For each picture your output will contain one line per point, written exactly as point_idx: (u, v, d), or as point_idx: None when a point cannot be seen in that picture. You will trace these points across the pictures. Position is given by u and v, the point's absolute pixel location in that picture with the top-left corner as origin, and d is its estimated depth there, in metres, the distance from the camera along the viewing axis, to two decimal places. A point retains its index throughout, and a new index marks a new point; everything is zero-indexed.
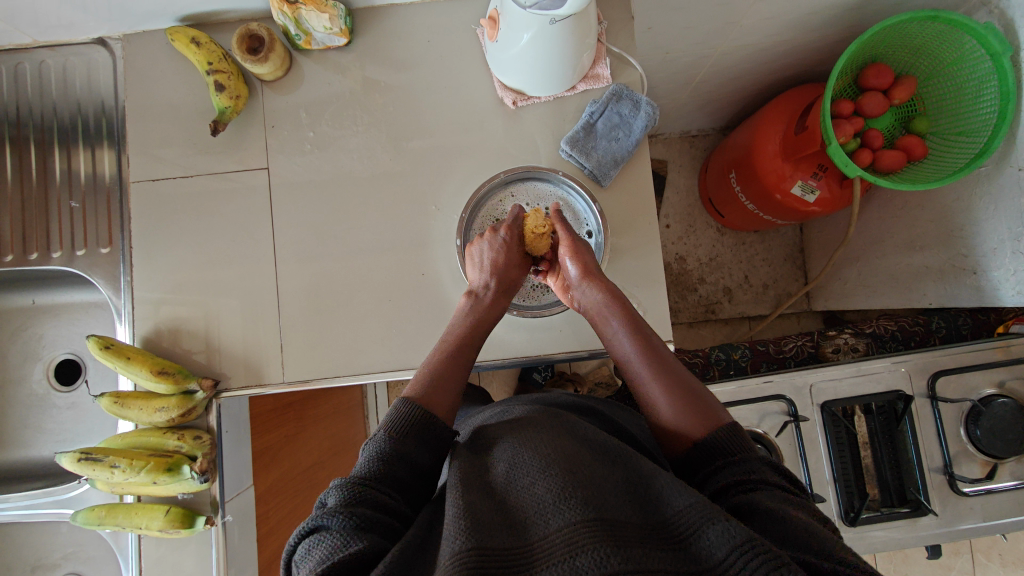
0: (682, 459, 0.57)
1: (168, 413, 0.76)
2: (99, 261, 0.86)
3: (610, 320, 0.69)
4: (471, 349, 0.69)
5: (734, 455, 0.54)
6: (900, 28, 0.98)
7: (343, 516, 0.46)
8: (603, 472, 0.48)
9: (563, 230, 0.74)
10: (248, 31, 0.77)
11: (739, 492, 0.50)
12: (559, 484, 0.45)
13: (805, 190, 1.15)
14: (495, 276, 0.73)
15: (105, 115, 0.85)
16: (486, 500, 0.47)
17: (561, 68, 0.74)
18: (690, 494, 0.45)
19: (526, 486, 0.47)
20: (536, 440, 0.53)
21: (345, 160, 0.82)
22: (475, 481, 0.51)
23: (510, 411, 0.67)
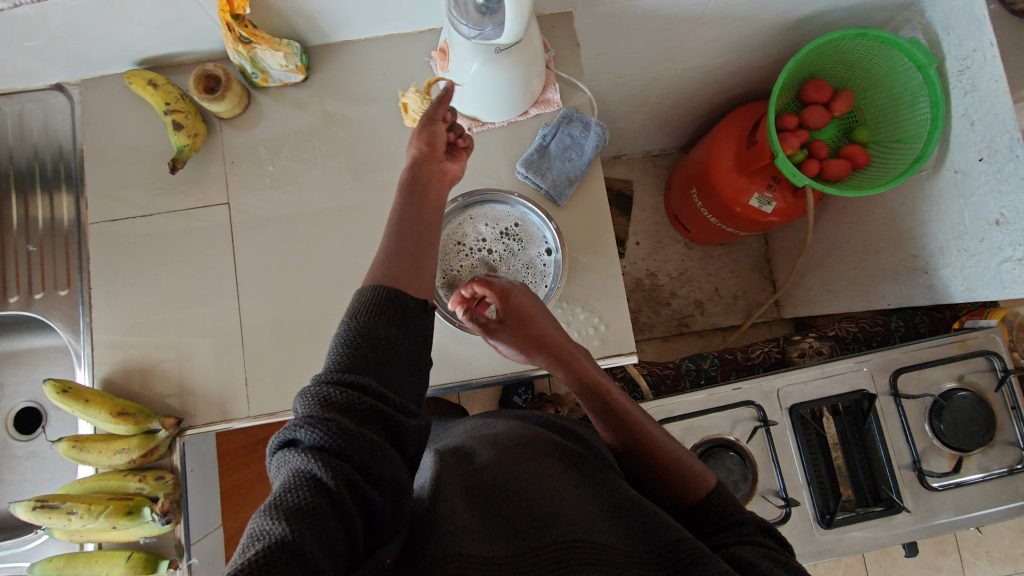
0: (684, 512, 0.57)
1: (128, 455, 0.74)
2: (59, 304, 0.86)
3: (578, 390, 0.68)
4: (432, 230, 0.64)
5: (728, 516, 0.54)
6: (833, 45, 1.04)
7: (313, 431, 0.43)
8: (587, 493, 0.50)
9: (522, 301, 0.70)
10: (204, 72, 0.79)
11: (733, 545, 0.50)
12: (553, 509, 0.47)
13: (762, 201, 1.19)
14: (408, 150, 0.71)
15: (62, 159, 0.87)
16: (470, 505, 0.49)
17: (512, 94, 0.77)
18: (676, 528, 0.48)
19: (515, 498, 0.49)
20: (528, 456, 0.54)
21: (306, 192, 0.84)
22: (458, 485, 0.52)
23: (489, 424, 0.67)
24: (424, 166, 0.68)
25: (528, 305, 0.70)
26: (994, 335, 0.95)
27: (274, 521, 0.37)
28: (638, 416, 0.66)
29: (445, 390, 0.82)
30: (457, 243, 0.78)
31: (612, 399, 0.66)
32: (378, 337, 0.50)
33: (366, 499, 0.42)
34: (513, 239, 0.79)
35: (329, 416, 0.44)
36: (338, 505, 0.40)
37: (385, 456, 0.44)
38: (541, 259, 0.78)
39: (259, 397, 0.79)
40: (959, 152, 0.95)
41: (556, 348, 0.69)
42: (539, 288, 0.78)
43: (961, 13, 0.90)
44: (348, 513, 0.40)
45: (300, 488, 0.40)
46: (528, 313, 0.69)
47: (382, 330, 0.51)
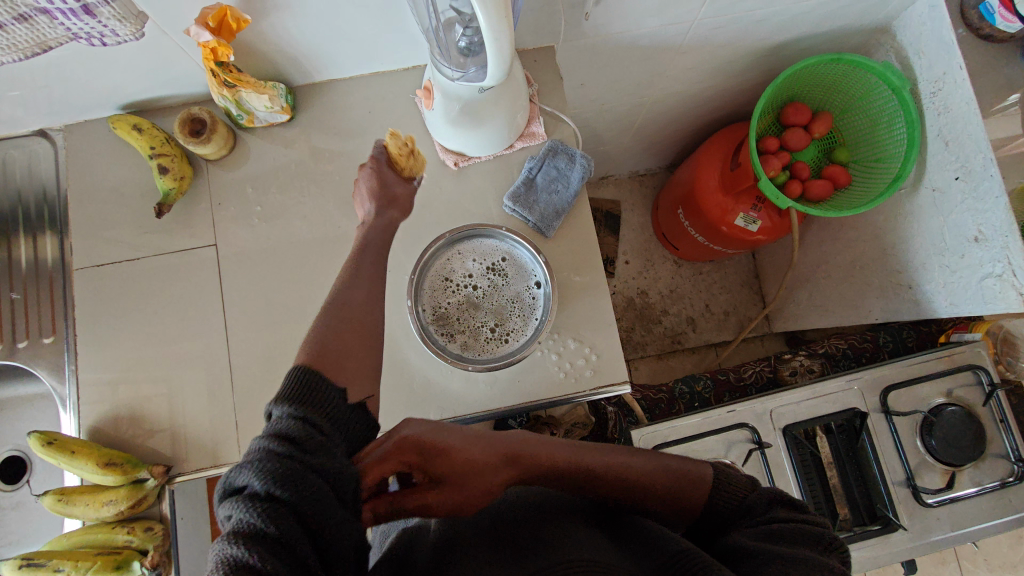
0: (699, 518, 0.56)
1: (116, 506, 0.72)
2: (43, 352, 0.85)
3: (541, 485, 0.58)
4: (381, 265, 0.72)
5: (737, 506, 0.55)
6: (810, 70, 1.07)
7: (257, 466, 0.42)
8: (589, 528, 0.50)
9: (449, 436, 0.58)
10: (190, 115, 0.80)
11: (737, 536, 0.51)
12: (556, 534, 0.48)
13: (747, 221, 1.21)
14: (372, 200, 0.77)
15: (47, 201, 0.87)
16: (475, 548, 0.48)
17: (497, 129, 0.78)
18: (680, 541, 0.48)
19: (521, 534, 0.49)
20: (525, 497, 0.56)
21: (295, 229, 0.84)
22: (466, 529, 0.52)
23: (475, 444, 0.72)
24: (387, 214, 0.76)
25: (437, 431, 0.58)
26: (979, 349, 0.98)
27: (233, 547, 0.37)
28: (616, 459, 0.58)
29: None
30: (445, 280, 0.78)
31: (578, 462, 0.58)
32: (294, 393, 0.52)
33: (317, 531, 0.40)
34: (499, 274, 0.79)
35: (274, 453, 0.43)
36: (290, 529, 0.39)
37: (315, 486, 0.42)
38: (529, 293, 0.78)
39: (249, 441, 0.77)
40: (936, 170, 0.97)
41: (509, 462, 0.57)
42: (529, 322, 0.77)
43: (930, 38, 0.94)
44: (303, 537, 0.39)
45: (252, 517, 0.39)
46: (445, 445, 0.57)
47: (300, 385, 0.52)
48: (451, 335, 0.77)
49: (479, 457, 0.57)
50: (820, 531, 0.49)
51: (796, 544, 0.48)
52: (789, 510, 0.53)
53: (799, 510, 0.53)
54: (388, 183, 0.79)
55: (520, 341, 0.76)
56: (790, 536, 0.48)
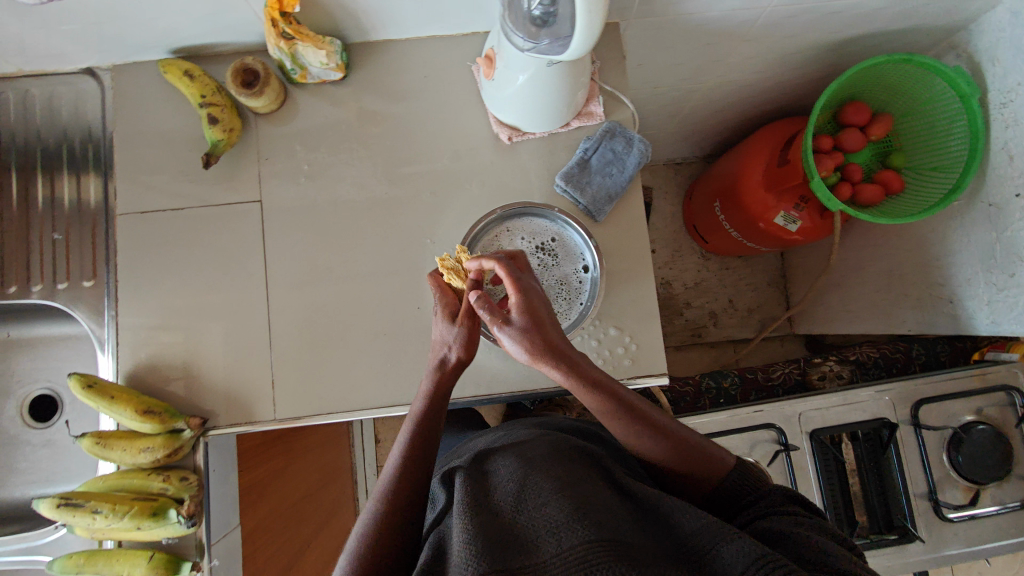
0: (708, 500, 0.61)
1: (153, 454, 0.71)
2: (83, 295, 0.81)
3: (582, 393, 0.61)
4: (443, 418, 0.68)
5: (753, 495, 0.59)
6: (876, 69, 1.02)
7: None
8: (610, 500, 0.50)
9: (543, 306, 0.64)
10: (242, 65, 0.77)
11: (765, 520, 0.53)
12: (573, 503, 0.48)
13: (787, 220, 1.19)
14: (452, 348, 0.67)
15: (92, 141, 0.83)
16: (493, 522, 0.49)
17: (558, 104, 0.76)
18: (702, 516, 0.48)
19: (539, 508, 0.49)
20: (549, 457, 0.57)
21: (341, 191, 0.82)
22: (482, 501, 0.52)
23: (515, 436, 0.71)
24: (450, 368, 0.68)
25: (539, 300, 0.64)
26: (1016, 369, 0.96)
27: None
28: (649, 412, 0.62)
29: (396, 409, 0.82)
30: None
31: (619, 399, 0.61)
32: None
33: None
34: (548, 254, 0.78)
35: None
36: None
37: None
38: (577, 276, 0.77)
39: (286, 401, 0.77)
40: (995, 186, 0.95)
41: (565, 355, 0.61)
42: (574, 306, 0.77)
43: (1007, 44, 0.90)
44: None
45: None
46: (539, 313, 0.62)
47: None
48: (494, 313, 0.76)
49: (541, 338, 0.61)
50: (836, 531, 0.51)
51: (815, 531, 0.50)
52: (800, 508, 0.55)
53: (811, 511, 0.55)
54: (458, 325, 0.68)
55: (563, 324, 0.76)
56: (811, 527, 0.50)
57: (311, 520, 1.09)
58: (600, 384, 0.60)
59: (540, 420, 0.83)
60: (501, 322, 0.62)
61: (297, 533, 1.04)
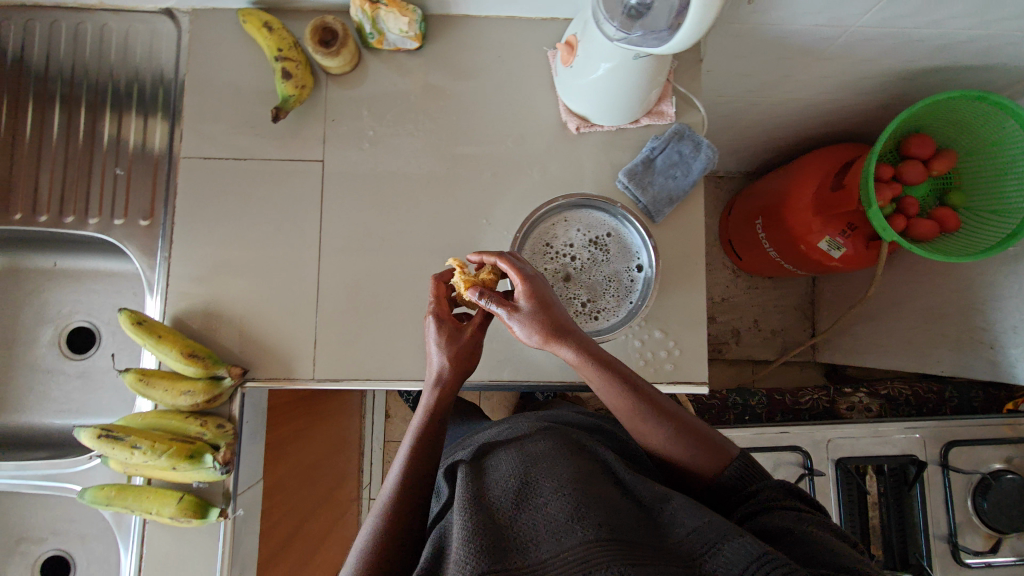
0: (708, 490, 0.59)
1: (193, 398, 0.72)
2: (138, 234, 0.81)
3: (596, 374, 0.60)
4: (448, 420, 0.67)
5: (753, 486, 0.57)
6: (950, 104, 1.00)
7: None
8: (611, 497, 0.50)
9: (542, 286, 0.62)
10: (322, 24, 0.77)
11: (766, 515, 0.51)
12: (572, 504, 0.48)
13: (831, 245, 1.18)
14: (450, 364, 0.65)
15: (162, 84, 0.83)
16: (491, 519, 0.49)
17: (633, 99, 0.75)
18: (704, 512, 0.47)
19: (540, 506, 0.49)
20: (550, 455, 0.57)
21: (402, 161, 0.82)
22: (481, 495, 0.52)
23: (521, 429, 0.70)
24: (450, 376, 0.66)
25: (541, 286, 0.62)
26: None
27: None
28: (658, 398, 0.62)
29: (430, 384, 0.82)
30: (546, 245, 0.76)
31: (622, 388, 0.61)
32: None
33: None
34: (601, 249, 0.77)
35: None
36: None
37: None
38: (628, 275, 0.76)
39: (325, 363, 0.78)
40: None
41: (576, 334, 0.60)
42: (623, 305, 0.76)
43: None
44: None
45: None
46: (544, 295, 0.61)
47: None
48: None
49: (548, 319, 0.59)
50: (835, 527, 0.50)
51: (817, 528, 0.49)
52: (800, 503, 0.53)
53: (812, 507, 0.54)
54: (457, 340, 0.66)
55: (610, 321, 0.76)
56: (812, 523, 0.49)
57: (322, 483, 1.10)
58: (610, 362, 0.60)
59: (546, 414, 0.83)
60: (510, 305, 0.60)
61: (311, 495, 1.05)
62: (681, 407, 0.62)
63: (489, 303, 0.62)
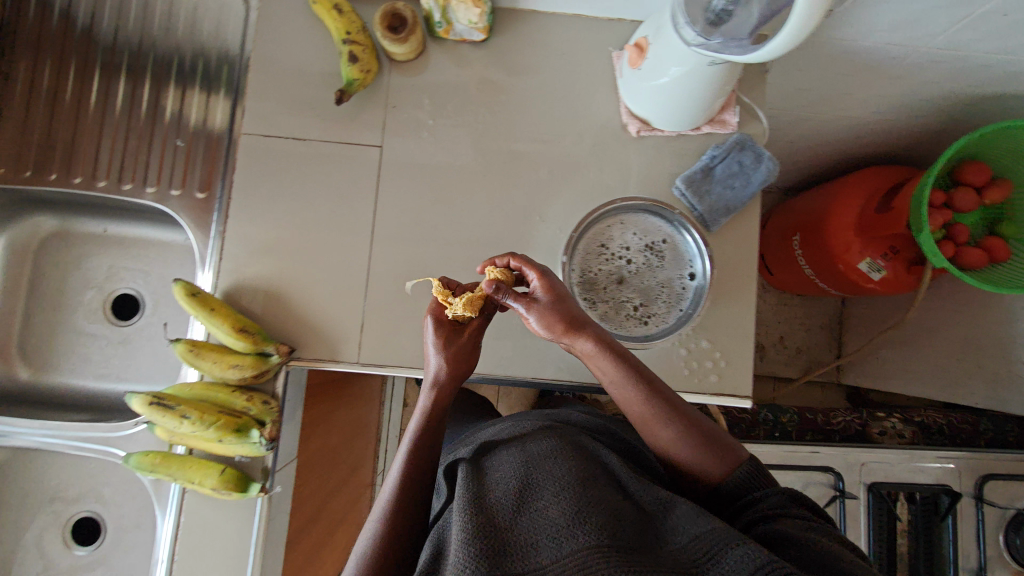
0: (710, 494, 0.57)
1: (241, 371, 0.72)
2: (193, 206, 0.82)
3: (605, 371, 0.61)
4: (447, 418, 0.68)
5: (759, 490, 0.54)
6: (1011, 133, 0.98)
7: None
8: (612, 500, 0.50)
9: (555, 280, 0.63)
10: (392, 9, 0.77)
11: (773, 521, 0.49)
12: (573, 508, 0.48)
13: (871, 267, 1.16)
14: (450, 368, 0.66)
15: (228, 60, 0.83)
16: (492, 519, 0.49)
17: (698, 107, 0.74)
18: (707, 518, 0.46)
19: (541, 510, 0.49)
20: (551, 454, 0.57)
21: (460, 152, 0.82)
22: (482, 495, 0.53)
23: (524, 427, 0.70)
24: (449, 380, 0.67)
25: (558, 288, 0.63)
26: None
27: None
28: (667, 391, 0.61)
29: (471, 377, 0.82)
30: (600, 246, 0.76)
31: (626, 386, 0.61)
32: None
33: None
34: (655, 255, 0.77)
35: None
36: None
37: None
38: (681, 282, 0.76)
39: (371, 348, 0.78)
40: None
41: (589, 326, 0.61)
42: (673, 311, 0.76)
43: None
44: None
45: None
46: (557, 290, 0.63)
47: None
48: (592, 302, 0.75)
49: (562, 314, 0.60)
50: (840, 536, 0.47)
51: (824, 538, 0.46)
52: (805, 512, 0.51)
53: (818, 516, 0.52)
54: (456, 344, 0.67)
55: (659, 327, 0.76)
56: (819, 532, 0.47)
57: (344, 467, 1.11)
58: (623, 354, 0.60)
59: (552, 413, 0.82)
60: (526, 299, 0.61)
61: (334, 478, 1.06)
62: (688, 405, 0.61)
63: (508, 296, 0.62)
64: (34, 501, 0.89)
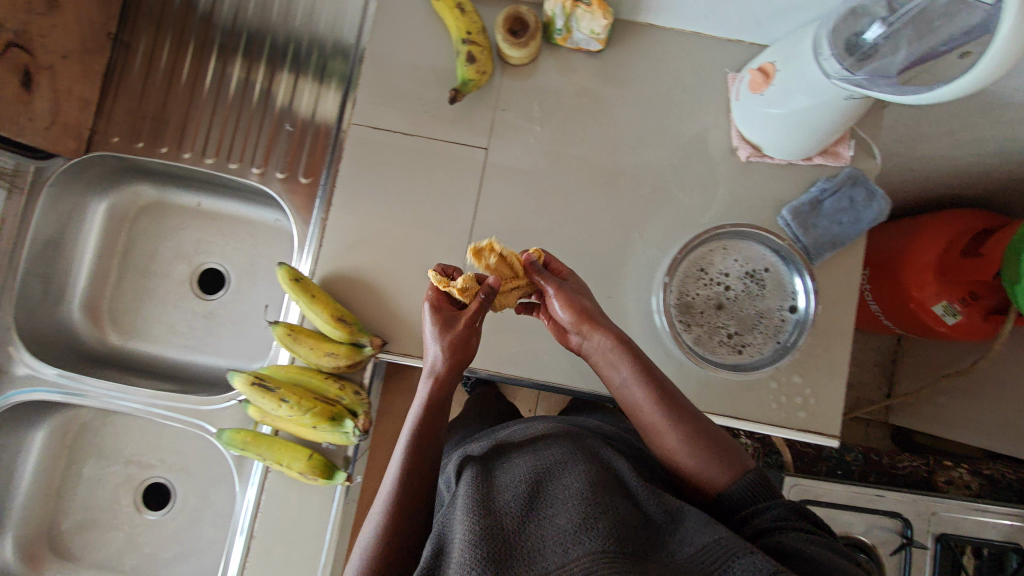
0: (712, 503, 0.57)
1: (335, 360, 0.73)
2: (297, 191, 0.83)
3: (619, 367, 0.62)
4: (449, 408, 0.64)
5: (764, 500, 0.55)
6: None
7: None
8: (620, 507, 0.49)
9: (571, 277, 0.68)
10: (515, 13, 0.76)
11: (777, 534, 0.50)
12: (582, 517, 0.47)
13: (946, 311, 1.10)
14: (448, 356, 0.61)
15: (342, 49, 0.84)
16: (497, 520, 0.48)
17: (817, 137, 0.73)
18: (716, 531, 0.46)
19: (549, 516, 0.48)
20: (560, 459, 0.56)
21: (565, 161, 0.81)
22: (488, 494, 0.51)
23: (530, 426, 0.68)
24: (450, 372, 0.62)
25: (579, 291, 0.66)
26: None
27: None
28: (679, 398, 0.61)
29: (553, 387, 0.81)
30: (700, 270, 0.75)
31: (636, 387, 0.61)
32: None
33: None
34: (756, 283, 0.75)
35: None
36: None
37: None
38: (780, 313, 0.75)
39: None
40: None
41: (606, 321, 0.64)
42: (770, 343, 0.75)
43: None
44: None
45: None
46: (576, 283, 0.67)
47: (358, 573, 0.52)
48: (688, 325, 0.75)
49: (586, 304, 0.64)
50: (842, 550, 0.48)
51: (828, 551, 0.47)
52: (808, 526, 0.51)
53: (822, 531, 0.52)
54: (453, 330, 0.61)
55: (754, 357, 0.75)
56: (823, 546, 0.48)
57: None
58: (635, 349, 0.63)
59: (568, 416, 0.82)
60: (555, 283, 0.64)
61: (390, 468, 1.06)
62: (694, 411, 0.61)
63: (540, 278, 0.64)
64: (111, 462, 0.91)
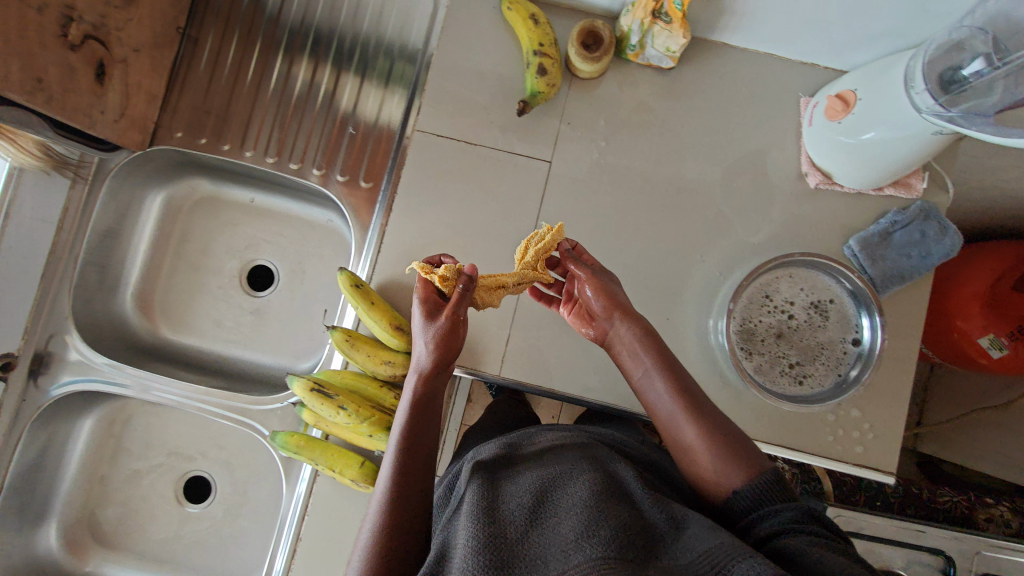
0: (721, 509, 0.52)
1: (393, 369, 0.73)
2: (357, 195, 0.83)
3: (642, 360, 0.61)
4: (442, 400, 0.60)
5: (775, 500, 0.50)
6: None
7: None
8: (624, 513, 0.46)
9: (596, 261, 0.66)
10: (590, 26, 0.75)
11: (786, 538, 0.45)
12: (585, 524, 0.44)
13: (993, 345, 0.98)
14: (436, 354, 0.56)
15: (408, 54, 0.84)
16: (498, 526, 0.45)
17: (895, 169, 0.71)
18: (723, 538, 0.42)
19: (552, 523, 0.45)
20: (567, 466, 0.53)
21: (628, 178, 0.80)
22: (492, 499, 0.48)
23: (544, 434, 0.64)
24: (438, 370, 0.58)
25: (611, 281, 0.64)
26: None
27: None
28: (701, 398, 0.57)
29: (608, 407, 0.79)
30: (764, 297, 0.74)
31: (659, 384, 0.59)
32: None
33: None
34: (820, 314, 0.74)
35: None
36: None
37: None
38: (843, 346, 0.73)
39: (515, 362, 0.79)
40: None
41: (637, 314, 0.62)
42: (831, 375, 0.73)
43: None
44: None
45: None
46: (608, 271, 0.65)
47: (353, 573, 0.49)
48: (750, 353, 0.73)
49: (618, 294, 0.63)
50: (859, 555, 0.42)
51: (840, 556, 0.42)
52: (823, 530, 0.46)
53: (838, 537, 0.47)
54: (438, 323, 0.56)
55: (816, 389, 0.73)
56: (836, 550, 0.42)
57: None
58: (660, 345, 0.60)
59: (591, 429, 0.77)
60: (586, 270, 0.63)
61: None
62: (710, 406, 0.57)
63: (571, 263, 0.64)
64: (154, 453, 0.91)
